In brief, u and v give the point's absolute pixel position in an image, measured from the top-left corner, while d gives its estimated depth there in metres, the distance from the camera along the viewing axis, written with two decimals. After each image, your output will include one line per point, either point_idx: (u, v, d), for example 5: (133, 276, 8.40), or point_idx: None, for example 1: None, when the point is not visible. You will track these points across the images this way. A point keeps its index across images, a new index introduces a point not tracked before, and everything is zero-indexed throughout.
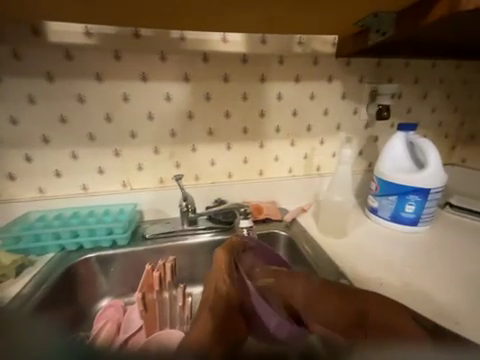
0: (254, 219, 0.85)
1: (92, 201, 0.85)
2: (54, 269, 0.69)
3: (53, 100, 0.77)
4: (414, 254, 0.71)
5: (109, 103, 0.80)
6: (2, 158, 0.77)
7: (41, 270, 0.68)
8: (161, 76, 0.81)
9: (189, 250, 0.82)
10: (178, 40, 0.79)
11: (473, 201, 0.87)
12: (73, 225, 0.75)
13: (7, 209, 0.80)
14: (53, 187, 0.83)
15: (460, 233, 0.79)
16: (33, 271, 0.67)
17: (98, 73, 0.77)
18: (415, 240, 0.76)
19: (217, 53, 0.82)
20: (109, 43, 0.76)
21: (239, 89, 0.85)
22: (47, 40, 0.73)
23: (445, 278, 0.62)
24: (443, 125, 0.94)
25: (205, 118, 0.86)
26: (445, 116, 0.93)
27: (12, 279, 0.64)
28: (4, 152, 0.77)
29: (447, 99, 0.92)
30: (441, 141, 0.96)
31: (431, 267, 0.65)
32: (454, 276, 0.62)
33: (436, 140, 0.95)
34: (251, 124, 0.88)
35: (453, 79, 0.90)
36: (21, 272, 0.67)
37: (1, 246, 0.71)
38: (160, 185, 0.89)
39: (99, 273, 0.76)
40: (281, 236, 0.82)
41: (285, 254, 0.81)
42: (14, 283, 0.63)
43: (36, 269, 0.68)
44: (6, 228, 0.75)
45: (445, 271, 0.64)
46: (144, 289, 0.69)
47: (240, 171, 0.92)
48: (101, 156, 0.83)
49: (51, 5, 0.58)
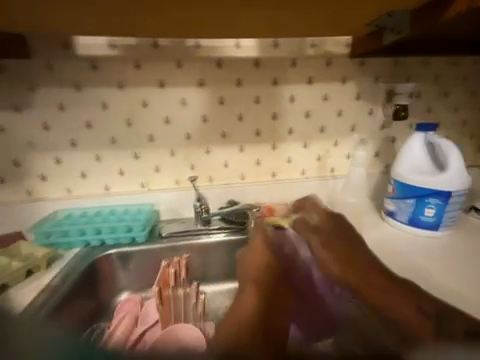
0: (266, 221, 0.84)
1: (113, 201, 0.91)
2: (80, 264, 0.74)
3: (80, 107, 0.83)
4: (434, 260, 0.67)
5: (130, 109, 0.85)
6: (35, 160, 0.86)
7: (68, 265, 0.73)
8: (177, 82, 0.85)
9: (202, 249, 0.85)
10: (193, 48, 0.83)
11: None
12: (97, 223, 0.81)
13: (39, 207, 0.88)
14: (79, 187, 0.90)
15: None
16: (61, 265, 0.73)
17: (120, 82, 0.83)
18: (435, 246, 0.73)
19: (230, 59, 0.84)
20: (130, 53, 0.82)
21: (252, 93, 0.87)
22: (76, 52, 0.80)
23: (469, 287, 0.58)
24: (469, 124, 0.89)
25: (219, 121, 0.89)
26: (470, 115, 0.88)
27: (43, 271, 0.71)
28: (37, 155, 0.85)
29: (471, 97, 0.87)
30: (466, 141, 0.91)
31: (453, 275, 0.62)
32: (478, 285, 0.59)
33: (460, 140, 0.90)
34: (263, 126, 0.90)
35: (478, 76, 0.85)
36: (50, 265, 0.73)
37: (34, 240, 0.78)
38: (176, 186, 0.93)
39: (118, 269, 0.81)
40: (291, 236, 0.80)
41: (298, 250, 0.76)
42: (44, 276, 0.69)
43: (64, 264, 0.74)
44: (38, 224, 0.82)
45: (469, 280, 0.60)
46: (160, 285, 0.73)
47: (252, 172, 0.94)
48: (122, 158, 0.89)
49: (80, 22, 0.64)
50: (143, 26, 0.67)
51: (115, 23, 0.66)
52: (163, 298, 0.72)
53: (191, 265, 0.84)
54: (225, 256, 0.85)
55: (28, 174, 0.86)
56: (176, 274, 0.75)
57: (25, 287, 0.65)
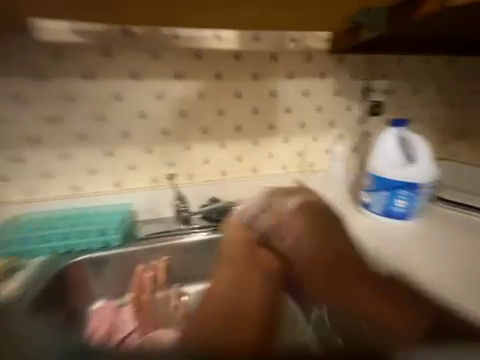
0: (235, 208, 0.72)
1: (83, 202, 0.83)
2: (44, 275, 0.67)
3: (41, 98, 0.74)
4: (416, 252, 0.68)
5: (100, 102, 0.78)
6: None
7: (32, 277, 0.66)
8: (152, 73, 0.79)
9: (183, 249, 0.81)
10: (169, 37, 0.78)
11: (465, 194, 0.83)
12: (64, 228, 0.75)
13: None
14: (43, 188, 0.81)
15: (458, 230, 0.75)
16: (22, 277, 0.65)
17: (88, 71, 0.76)
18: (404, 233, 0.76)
19: (209, 50, 0.81)
20: (99, 40, 0.74)
21: (232, 87, 0.85)
22: (34, 36, 0.71)
23: (451, 279, 0.58)
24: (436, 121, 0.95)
25: (197, 116, 0.85)
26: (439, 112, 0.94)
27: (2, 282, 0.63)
28: None
29: (439, 96, 0.92)
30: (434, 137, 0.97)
31: (434, 266, 0.62)
32: (460, 276, 0.59)
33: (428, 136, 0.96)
34: (244, 122, 0.88)
35: (444, 76, 0.91)
36: (10, 275, 0.65)
37: None
38: (153, 185, 0.88)
39: (91, 275, 0.75)
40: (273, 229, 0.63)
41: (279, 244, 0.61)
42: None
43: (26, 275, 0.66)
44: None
45: (451, 272, 0.60)
46: (137, 291, 0.76)
47: (234, 169, 0.92)
48: (93, 155, 0.82)
49: None
50: None
51: None
52: (141, 303, 0.75)
53: (172, 267, 0.80)
54: (207, 256, 0.82)
55: None
56: (153, 277, 0.77)
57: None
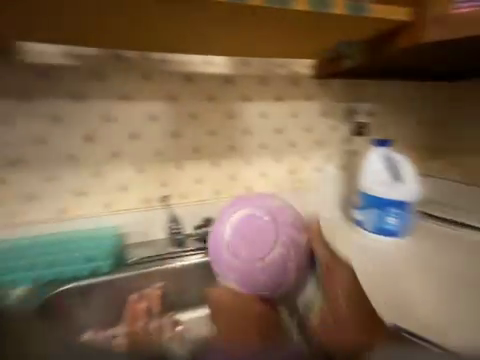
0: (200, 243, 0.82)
1: (64, 227, 0.76)
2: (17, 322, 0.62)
3: (28, 120, 0.72)
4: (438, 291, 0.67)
5: (90, 123, 0.76)
6: None
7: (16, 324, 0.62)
8: (145, 95, 0.80)
9: (178, 275, 0.76)
10: (162, 62, 0.81)
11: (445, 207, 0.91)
12: (39, 268, 0.71)
13: None
14: (23, 210, 0.75)
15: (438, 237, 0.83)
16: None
17: (75, 93, 0.74)
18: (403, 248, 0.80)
19: (200, 74, 0.84)
20: (93, 62, 0.75)
21: (223, 108, 0.87)
22: (25, 60, 0.70)
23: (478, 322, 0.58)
24: (422, 140, 0.99)
25: (189, 136, 0.86)
26: (423, 133, 0.99)
27: None
28: None
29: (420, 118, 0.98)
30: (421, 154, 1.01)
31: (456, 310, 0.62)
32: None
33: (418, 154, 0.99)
34: (235, 141, 0.90)
35: (423, 99, 0.98)
36: None
37: None
38: (144, 206, 0.84)
39: (78, 302, 0.68)
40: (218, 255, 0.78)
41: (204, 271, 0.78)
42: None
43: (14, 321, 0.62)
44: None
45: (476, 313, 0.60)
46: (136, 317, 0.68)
47: (227, 189, 0.92)
48: (78, 178, 0.77)
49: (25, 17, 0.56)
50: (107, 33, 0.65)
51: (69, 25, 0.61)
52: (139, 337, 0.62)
53: (167, 295, 0.74)
54: (198, 282, 0.77)
55: None
56: (147, 309, 0.69)
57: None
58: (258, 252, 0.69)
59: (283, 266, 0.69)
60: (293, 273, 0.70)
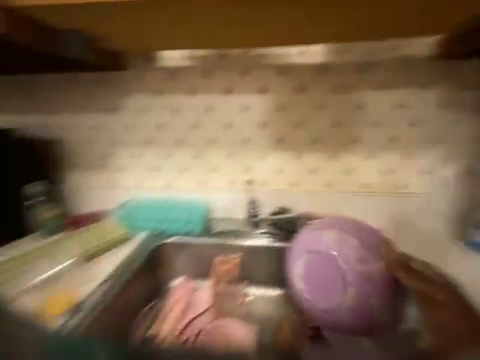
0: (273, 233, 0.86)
1: (171, 194, 0.96)
2: (140, 256, 0.77)
3: (159, 110, 0.93)
4: None
5: (199, 113, 0.92)
6: (114, 155, 0.97)
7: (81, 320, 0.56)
8: (242, 88, 0.89)
9: (251, 252, 0.83)
10: (260, 57, 0.87)
11: None
12: (149, 223, 0.87)
13: (112, 196, 0.98)
14: (146, 179, 0.97)
15: None
16: (54, 269, 0.69)
17: (192, 89, 0.91)
18: None
19: (296, 64, 0.86)
20: (205, 62, 0.90)
21: (315, 98, 0.86)
22: (161, 63, 0.91)
23: None
24: None
25: (277, 127, 0.90)
26: None
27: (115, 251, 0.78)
28: (118, 150, 0.97)
29: None
30: None
31: None
32: None
33: None
34: (324, 133, 0.88)
35: None
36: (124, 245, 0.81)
37: (117, 223, 0.87)
38: (230, 186, 0.94)
39: (173, 256, 0.85)
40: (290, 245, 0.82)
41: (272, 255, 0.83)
42: (17, 278, 0.66)
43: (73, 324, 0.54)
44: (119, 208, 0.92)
45: None
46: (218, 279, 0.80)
47: (308, 181, 0.91)
48: (185, 157, 0.95)
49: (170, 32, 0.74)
50: (223, 37, 0.77)
51: (197, 34, 0.75)
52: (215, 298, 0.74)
53: (240, 267, 0.83)
54: (269, 263, 0.83)
55: (106, 164, 0.98)
56: (227, 271, 0.81)
57: (75, 291, 0.64)
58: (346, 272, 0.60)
59: (369, 298, 0.59)
60: (385, 302, 0.59)
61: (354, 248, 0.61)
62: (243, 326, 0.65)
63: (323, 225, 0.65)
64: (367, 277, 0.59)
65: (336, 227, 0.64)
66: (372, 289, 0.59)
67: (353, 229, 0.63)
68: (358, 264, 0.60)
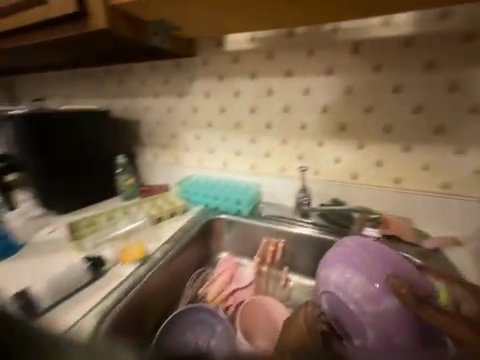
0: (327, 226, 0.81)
1: (227, 175, 1.03)
2: (197, 225, 0.86)
3: (220, 96, 0.97)
4: None
5: (257, 98, 0.92)
6: (181, 136, 1.09)
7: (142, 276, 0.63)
8: (304, 70, 0.83)
9: (295, 239, 0.83)
10: (330, 33, 0.77)
11: None
12: (205, 199, 0.95)
13: (178, 171, 1.12)
14: (206, 160, 1.07)
15: None
16: (128, 226, 0.82)
17: (252, 73, 0.90)
18: None
19: (373, 40, 0.73)
20: (266, 45, 0.86)
21: (392, 80, 0.74)
22: (224, 49, 0.92)
23: None
24: None
25: (340, 113, 0.82)
26: None
27: (175, 219, 0.90)
28: (184, 132, 1.08)
29: None
30: None
31: None
32: None
33: None
34: (397, 121, 0.76)
35: None
36: (186, 213, 0.94)
37: (180, 194, 1.00)
38: (281, 174, 0.95)
39: (223, 232, 0.92)
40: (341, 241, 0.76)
41: (318, 248, 0.80)
42: (103, 229, 0.81)
43: (89, 324, 0.50)
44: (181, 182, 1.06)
45: None
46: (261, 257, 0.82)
47: (369, 174, 0.83)
48: (241, 141, 0.98)
49: (233, 20, 0.72)
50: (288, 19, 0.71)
51: (262, 20, 0.71)
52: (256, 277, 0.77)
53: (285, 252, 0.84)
54: (313, 254, 0.81)
55: (176, 144, 1.11)
56: (273, 253, 0.82)
57: (145, 245, 0.75)
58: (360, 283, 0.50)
59: (388, 319, 0.45)
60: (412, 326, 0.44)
61: (364, 269, 0.52)
62: (283, 308, 0.66)
63: (334, 261, 0.56)
64: (380, 316, 0.46)
65: (344, 260, 0.55)
66: (387, 330, 0.45)
67: (370, 262, 0.53)
68: (366, 282, 0.49)
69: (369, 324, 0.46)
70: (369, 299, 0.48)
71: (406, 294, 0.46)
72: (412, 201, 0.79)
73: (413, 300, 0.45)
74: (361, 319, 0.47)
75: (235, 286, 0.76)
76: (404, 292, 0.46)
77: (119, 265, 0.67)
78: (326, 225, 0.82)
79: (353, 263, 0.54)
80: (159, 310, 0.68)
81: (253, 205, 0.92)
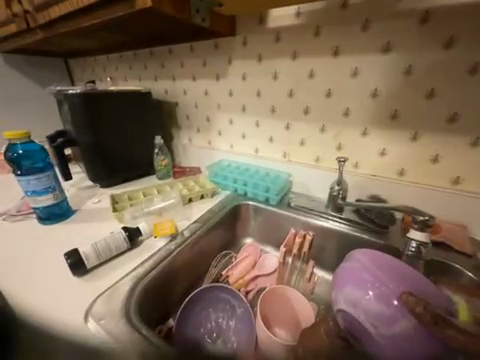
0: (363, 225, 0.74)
1: (259, 162, 1.01)
2: (225, 208, 0.88)
3: (257, 78, 0.93)
4: None
5: (296, 80, 0.85)
6: (216, 119, 1.09)
7: (171, 249, 0.67)
8: (355, 48, 0.73)
9: (324, 234, 0.79)
10: (392, 2, 0.65)
11: None
12: (234, 184, 0.96)
13: (211, 154, 1.14)
14: (238, 145, 1.06)
15: None
16: (163, 203, 0.87)
17: (294, 53, 0.83)
18: None
19: (449, 8, 0.60)
20: (313, 20, 0.77)
21: (468, 58, 0.60)
22: (266, 26, 0.86)
23: None
24: None
25: (393, 98, 0.71)
26: None
27: (204, 202, 0.93)
28: (219, 115, 1.07)
29: None
30: None
31: None
32: None
33: None
34: (467, 111, 0.63)
35: None
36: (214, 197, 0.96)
37: (210, 177, 1.02)
38: (316, 164, 0.89)
39: (250, 218, 0.92)
40: (377, 243, 0.70)
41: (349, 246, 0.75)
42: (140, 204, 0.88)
43: (127, 286, 0.55)
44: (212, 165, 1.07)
45: None
46: (288, 248, 0.75)
47: (419, 171, 0.73)
48: (276, 127, 0.94)
49: None
50: None
51: None
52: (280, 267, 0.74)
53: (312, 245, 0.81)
54: (343, 251, 0.77)
55: (211, 127, 1.12)
56: (300, 246, 0.74)
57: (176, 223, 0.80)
58: (373, 304, 0.44)
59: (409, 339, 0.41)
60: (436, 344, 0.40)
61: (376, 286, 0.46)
62: (305, 302, 0.63)
63: (343, 279, 0.50)
64: (399, 338, 0.41)
65: (354, 280, 0.49)
66: (408, 350, 0.41)
67: (382, 277, 0.46)
68: (380, 302, 0.44)
69: (385, 344, 0.42)
70: (385, 321, 0.42)
71: (422, 312, 0.40)
72: (473, 207, 0.67)
73: (428, 317, 0.40)
74: (379, 341, 0.43)
75: (258, 272, 0.76)
76: (420, 310, 0.40)
77: (153, 237, 0.71)
78: (361, 223, 0.75)
79: (360, 285, 0.47)
80: (185, 283, 0.72)
81: (282, 194, 0.89)
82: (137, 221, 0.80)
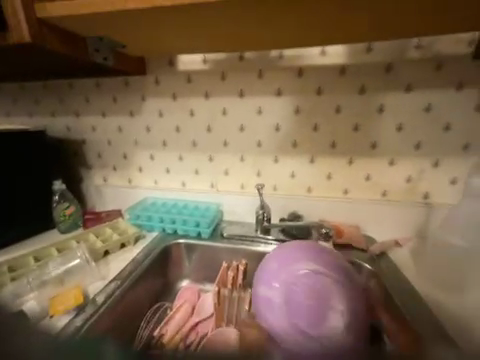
0: (290, 241, 0.82)
1: (186, 197, 0.98)
2: (152, 253, 0.78)
3: (174, 114, 0.94)
4: None
5: (212, 116, 0.92)
6: (134, 156, 1.01)
7: (84, 321, 0.54)
8: (256, 91, 0.87)
9: (260, 258, 0.81)
10: (277, 58, 0.84)
11: None
12: (160, 224, 0.88)
13: (131, 195, 1.02)
14: (163, 179, 1.00)
15: None
16: (63, 267, 0.68)
17: (206, 93, 0.91)
18: None
19: (314, 67, 0.82)
20: (219, 66, 0.88)
21: (332, 101, 0.83)
22: (177, 68, 0.91)
23: None
24: None
25: (291, 130, 0.87)
26: None
27: (127, 251, 0.80)
28: (136, 151, 1.00)
29: None
30: None
31: None
32: None
33: None
34: (341, 138, 0.84)
35: None
36: (139, 243, 0.84)
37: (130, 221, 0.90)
38: (241, 191, 0.94)
39: (184, 258, 0.85)
40: None
41: None
42: (30, 273, 0.66)
43: None
44: (132, 207, 0.96)
45: None
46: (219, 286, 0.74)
47: (321, 186, 0.89)
48: (199, 159, 0.96)
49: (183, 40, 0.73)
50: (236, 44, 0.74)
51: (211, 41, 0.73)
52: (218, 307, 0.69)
53: (250, 273, 0.81)
54: None
55: (128, 165, 1.02)
56: (233, 279, 0.74)
57: (88, 287, 0.64)
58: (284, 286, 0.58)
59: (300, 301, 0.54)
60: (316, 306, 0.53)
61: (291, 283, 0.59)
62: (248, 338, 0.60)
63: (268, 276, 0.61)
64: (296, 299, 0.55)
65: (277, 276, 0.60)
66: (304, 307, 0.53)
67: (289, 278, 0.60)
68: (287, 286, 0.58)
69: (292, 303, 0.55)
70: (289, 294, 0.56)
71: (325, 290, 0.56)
72: (361, 209, 0.86)
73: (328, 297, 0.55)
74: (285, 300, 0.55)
75: (197, 318, 0.69)
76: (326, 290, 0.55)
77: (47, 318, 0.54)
78: (288, 239, 0.83)
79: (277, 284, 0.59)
80: None
81: (213, 226, 0.88)
82: (23, 299, 0.59)
